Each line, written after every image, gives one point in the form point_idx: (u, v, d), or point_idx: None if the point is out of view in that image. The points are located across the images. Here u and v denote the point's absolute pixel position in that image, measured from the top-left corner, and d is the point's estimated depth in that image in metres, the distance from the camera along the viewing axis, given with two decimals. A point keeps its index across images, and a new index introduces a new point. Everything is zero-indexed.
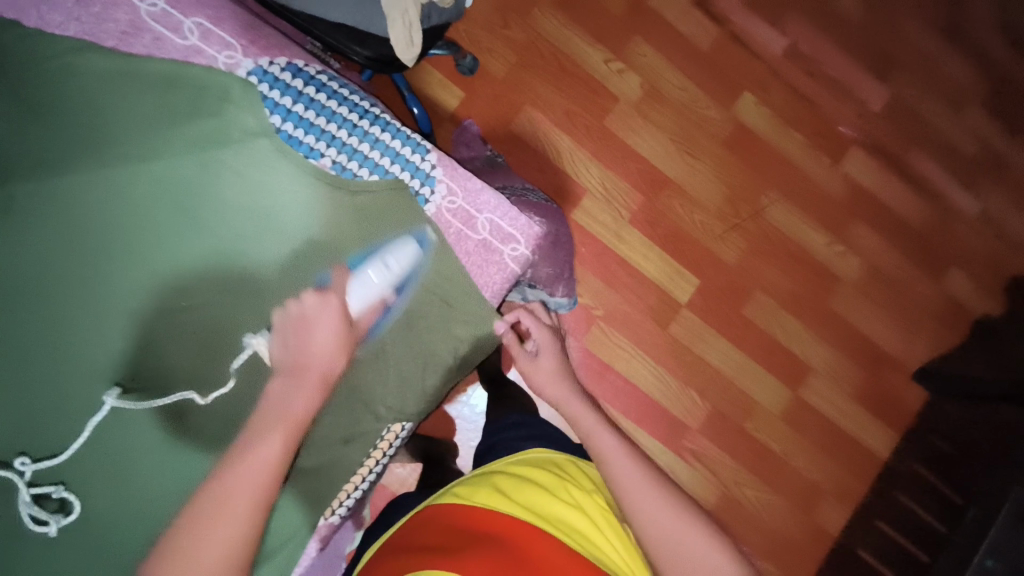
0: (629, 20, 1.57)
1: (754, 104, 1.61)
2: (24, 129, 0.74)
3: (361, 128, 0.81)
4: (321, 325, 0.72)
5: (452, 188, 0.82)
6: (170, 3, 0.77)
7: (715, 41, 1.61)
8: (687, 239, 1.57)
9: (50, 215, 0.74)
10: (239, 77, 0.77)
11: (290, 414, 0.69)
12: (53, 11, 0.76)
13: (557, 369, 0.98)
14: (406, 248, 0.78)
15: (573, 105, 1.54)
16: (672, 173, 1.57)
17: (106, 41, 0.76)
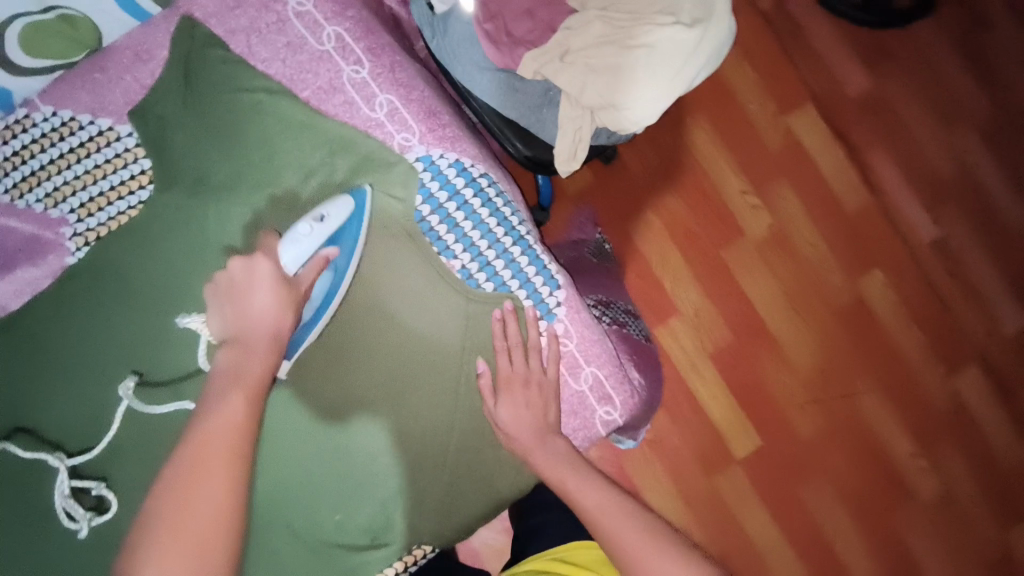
0: (781, 157, 1.51)
1: (882, 284, 1.51)
2: (199, 147, 0.75)
3: (503, 243, 0.79)
4: (253, 283, 0.66)
5: (568, 330, 0.79)
6: (372, 74, 0.78)
7: (862, 206, 1.52)
8: (766, 396, 1.47)
9: (191, 232, 0.75)
10: (407, 162, 0.78)
11: (247, 376, 0.62)
12: (262, 45, 0.76)
13: (517, 410, 0.75)
14: (338, 202, 0.72)
15: (694, 223, 1.49)
16: (773, 325, 1.48)
17: (303, 91, 0.77)
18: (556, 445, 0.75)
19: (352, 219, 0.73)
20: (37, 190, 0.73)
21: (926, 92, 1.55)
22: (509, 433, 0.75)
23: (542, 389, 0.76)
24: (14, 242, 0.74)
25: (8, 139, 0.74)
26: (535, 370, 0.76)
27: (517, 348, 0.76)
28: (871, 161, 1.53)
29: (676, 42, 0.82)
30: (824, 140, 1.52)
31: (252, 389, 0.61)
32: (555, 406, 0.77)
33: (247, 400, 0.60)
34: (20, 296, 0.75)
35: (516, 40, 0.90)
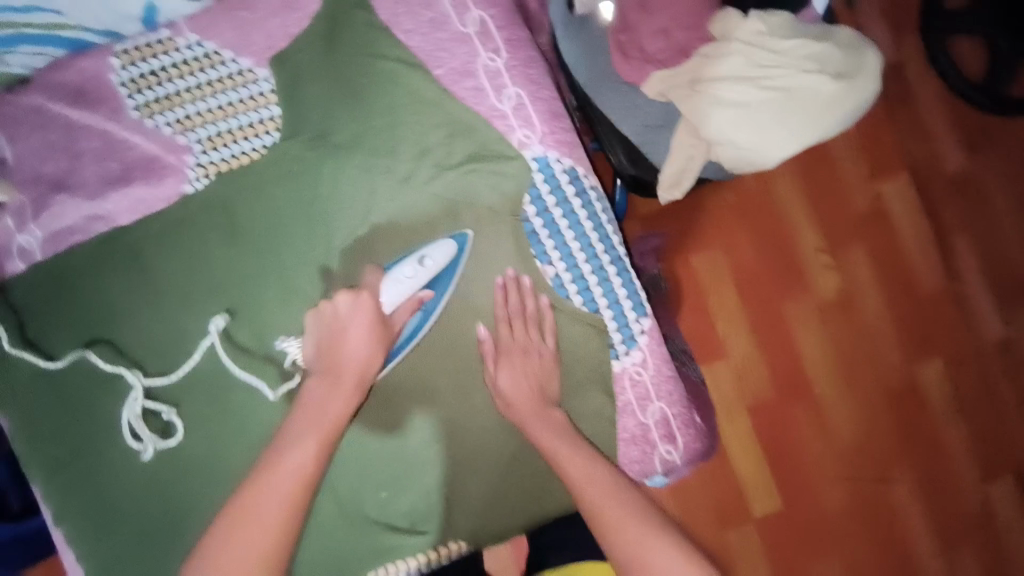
0: (863, 223, 1.43)
1: (938, 374, 1.44)
2: (327, 105, 0.77)
3: (600, 259, 0.78)
4: (352, 325, 0.71)
5: (645, 360, 0.78)
6: (507, 65, 0.77)
7: (936, 291, 1.45)
8: (797, 460, 1.39)
9: (302, 185, 0.76)
10: (523, 159, 0.77)
11: (327, 417, 0.69)
12: (407, 16, 0.76)
13: (513, 372, 0.74)
14: (441, 246, 0.74)
15: (758, 267, 1.40)
16: (819, 390, 1.41)
17: (436, 68, 0.76)
18: (553, 417, 0.75)
19: (450, 263, 0.75)
20: (169, 113, 0.75)
21: None
22: (506, 403, 0.74)
23: (542, 361, 0.76)
24: (137, 159, 0.75)
25: (146, 58, 0.74)
26: (536, 342, 0.76)
27: (518, 319, 0.76)
28: (953, 248, 1.46)
29: (816, 93, 0.80)
30: (913, 216, 1.44)
31: (327, 430, 0.69)
32: (553, 381, 0.76)
33: (319, 444, 0.68)
34: (132, 214, 0.76)
35: (647, 57, 0.87)
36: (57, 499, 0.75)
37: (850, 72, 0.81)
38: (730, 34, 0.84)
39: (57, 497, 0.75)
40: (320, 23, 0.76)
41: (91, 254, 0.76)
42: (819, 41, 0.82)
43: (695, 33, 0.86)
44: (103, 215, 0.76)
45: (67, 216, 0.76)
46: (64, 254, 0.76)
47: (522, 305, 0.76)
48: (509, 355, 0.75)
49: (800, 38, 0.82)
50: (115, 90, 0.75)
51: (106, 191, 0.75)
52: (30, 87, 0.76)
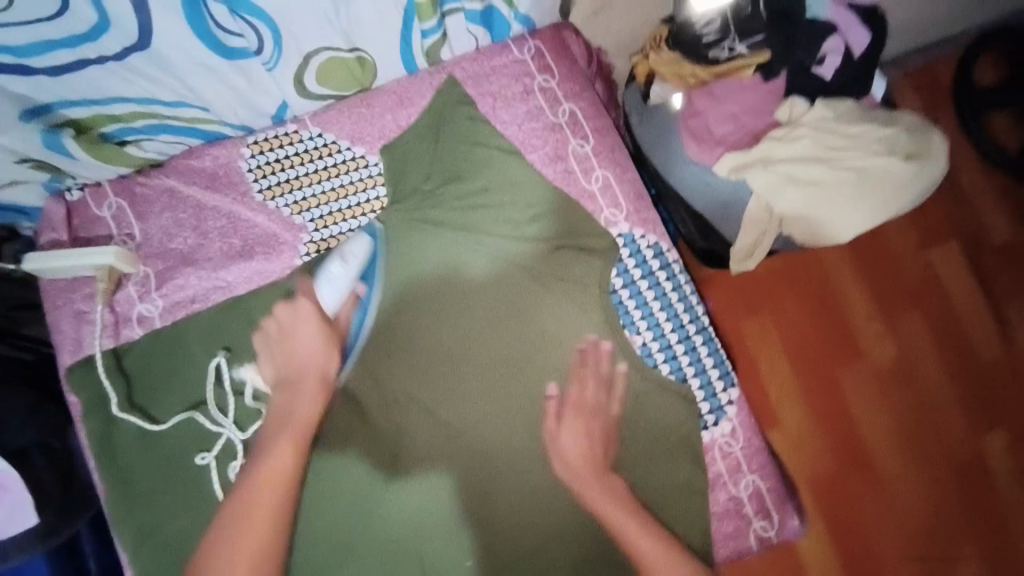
0: (912, 288, 1.36)
1: (1005, 445, 1.30)
2: (428, 186, 0.83)
3: (687, 330, 0.81)
4: (299, 329, 0.76)
5: (736, 430, 0.80)
6: (595, 150, 0.84)
7: (994, 358, 1.34)
8: (857, 533, 1.26)
9: (395, 259, 0.81)
10: (611, 236, 0.82)
11: (297, 416, 0.74)
12: (505, 109, 0.84)
13: (577, 434, 0.76)
14: (357, 240, 0.79)
15: (811, 334, 1.34)
16: (877, 459, 1.29)
17: (530, 154, 0.84)
18: (615, 483, 0.75)
19: (371, 257, 0.80)
20: (288, 196, 0.83)
21: None
22: (569, 466, 0.76)
23: (607, 422, 0.77)
24: (257, 236, 0.82)
25: (274, 147, 0.83)
26: (603, 405, 0.78)
27: (586, 381, 0.78)
28: (1005, 313, 1.36)
29: (887, 172, 0.87)
30: (960, 281, 1.37)
31: (299, 430, 0.73)
32: (619, 443, 0.77)
33: (294, 450, 0.72)
34: (248, 283, 0.81)
35: (717, 139, 0.92)
36: (145, 562, 0.74)
37: (918, 153, 0.88)
38: (797, 119, 0.90)
39: (146, 562, 0.74)
40: (424, 117, 0.84)
41: (207, 322, 0.79)
42: (887, 125, 0.89)
43: (765, 117, 0.91)
44: (221, 286, 0.80)
45: (187, 287, 0.80)
46: (182, 322, 0.79)
47: (598, 368, 0.79)
48: (576, 418, 0.77)
49: (868, 122, 0.89)
50: (242, 175, 0.82)
51: (228, 262, 0.81)
52: (163, 170, 0.82)
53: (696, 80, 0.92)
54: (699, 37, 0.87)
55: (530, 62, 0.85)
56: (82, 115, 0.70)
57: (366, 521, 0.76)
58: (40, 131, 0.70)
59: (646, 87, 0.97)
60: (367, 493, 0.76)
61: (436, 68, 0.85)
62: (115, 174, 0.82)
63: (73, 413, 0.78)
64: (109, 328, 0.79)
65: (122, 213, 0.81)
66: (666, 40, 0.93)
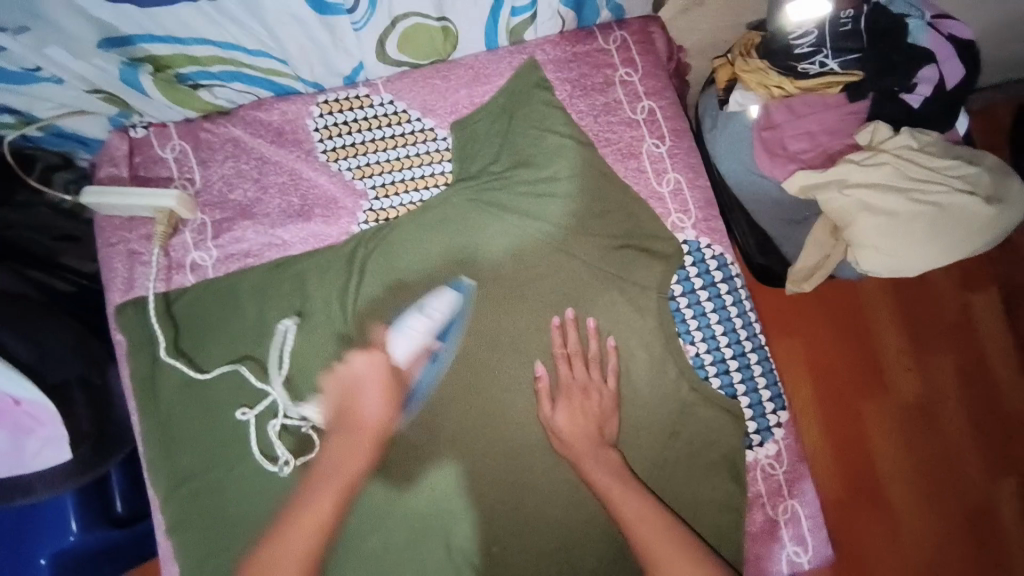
0: (948, 328, 1.33)
1: (1020, 497, 1.27)
2: (484, 159, 0.81)
3: (742, 346, 0.79)
4: (366, 384, 0.69)
5: (780, 453, 0.78)
6: (669, 152, 0.82)
7: (1020, 407, 1.31)
8: (860, 568, 1.25)
9: (446, 235, 0.79)
10: (676, 241, 0.80)
11: (346, 474, 0.67)
12: (582, 99, 0.82)
13: (574, 412, 0.74)
14: (443, 296, 0.74)
15: (837, 360, 1.32)
16: (892, 496, 1.27)
17: (603, 147, 0.82)
18: (609, 458, 0.73)
19: (454, 312, 0.75)
20: (352, 160, 0.81)
21: None
22: (562, 440, 0.74)
23: (602, 401, 0.75)
24: (317, 196, 0.80)
25: (342, 109, 0.81)
26: (596, 380, 0.76)
27: (577, 356, 0.76)
28: None
29: (967, 213, 0.82)
30: (997, 326, 1.34)
31: (342, 484, 0.66)
32: (611, 420, 0.75)
33: (334, 498, 0.66)
34: (304, 243, 0.79)
35: (791, 156, 0.89)
36: (175, 509, 0.74)
37: (999, 197, 0.84)
38: (879, 145, 0.86)
39: (177, 508, 0.74)
40: (498, 96, 0.82)
41: (259, 276, 0.78)
42: (970, 163, 0.85)
43: (844, 137, 0.88)
44: (278, 243, 0.79)
45: (244, 240, 0.79)
46: (236, 274, 0.78)
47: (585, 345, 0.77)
48: (572, 394, 0.75)
49: (951, 158, 0.85)
50: (308, 133, 0.81)
51: (285, 220, 0.79)
52: (231, 119, 0.80)
53: (780, 92, 0.88)
54: (791, 46, 0.84)
55: (615, 53, 0.83)
56: (161, 53, 0.68)
57: (397, 497, 0.76)
58: (118, 63, 0.68)
59: (724, 94, 0.94)
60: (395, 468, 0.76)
61: (517, 48, 0.82)
62: (182, 117, 0.80)
63: (117, 351, 0.77)
64: (163, 273, 0.78)
65: (185, 157, 0.80)
66: (755, 48, 0.88)
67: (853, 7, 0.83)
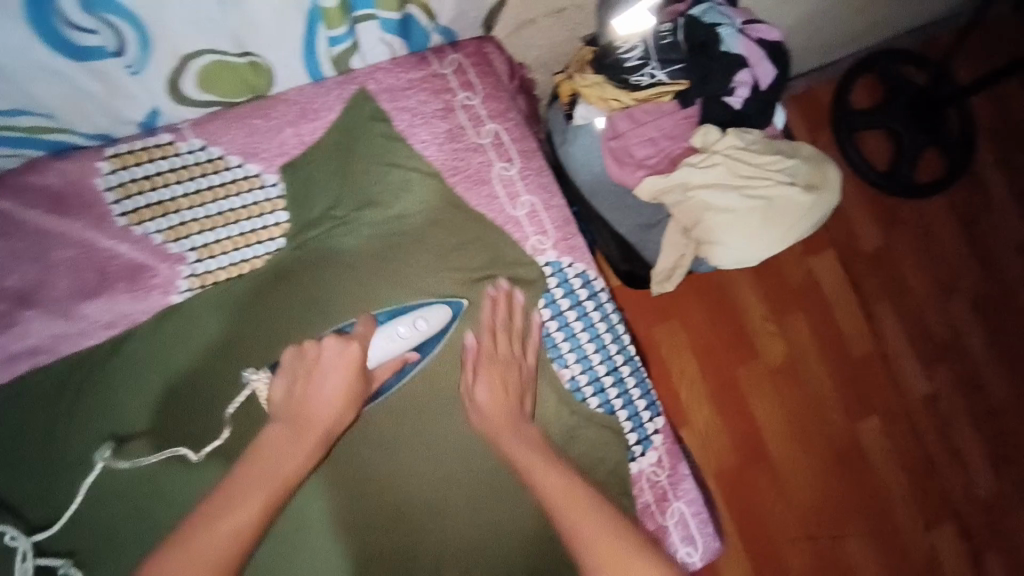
0: (800, 291, 1.46)
1: (877, 430, 1.44)
2: (321, 201, 0.75)
3: (615, 361, 0.80)
4: (332, 372, 0.64)
5: (662, 459, 0.80)
6: (520, 174, 0.80)
7: (866, 352, 1.47)
8: (762, 524, 1.35)
9: (300, 282, 0.73)
10: (538, 265, 0.79)
11: (281, 472, 0.57)
12: (423, 127, 0.78)
13: (494, 381, 0.71)
14: (437, 310, 0.73)
15: (711, 336, 1.41)
16: (774, 450, 1.39)
17: (452, 176, 0.78)
18: (530, 430, 0.69)
19: (439, 330, 0.73)
20: (161, 220, 0.70)
21: (925, 253, 1.53)
22: (485, 418, 0.70)
23: (520, 373, 0.73)
24: (120, 268, 0.69)
25: (140, 162, 0.70)
26: (516, 356, 0.73)
27: (500, 329, 0.73)
28: (875, 312, 1.49)
29: (791, 202, 0.89)
30: (840, 283, 1.48)
31: (276, 480, 0.56)
32: (530, 393, 0.73)
33: (267, 494, 0.54)
34: (110, 327, 0.69)
35: (637, 163, 0.92)
36: None
37: (816, 184, 0.92)
38: (711, 147, 0.91)
39: None
40: (331, 136, 0.75)
41: (55, 377, 0.68)
42: (788, 156, 0.92)
43: (682, 142, 0.93)
44: (78, 334, 0.68)
45: (28, 334, 0.67)
46: (26, 377, 0.67)
47: (508, 319, 0.75)
48: (491, 362, 0.72)
49: (774, 153, 0.93)
50: (98, 195, 0.69)
51: (79, 301, 0.68)
52: None
53: (619, 104, 0.90)
54: (621, 61, 0.86)
55: (451, 77, 0.79)
56: None
57: None
58: None
59: (569, 108, 0.94)
60: (275, 558, 0.70)
61: (346, 79, 0.76)
62: None
63: None
64: None
65: None
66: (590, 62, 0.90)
67: (671, 21, 0.86)
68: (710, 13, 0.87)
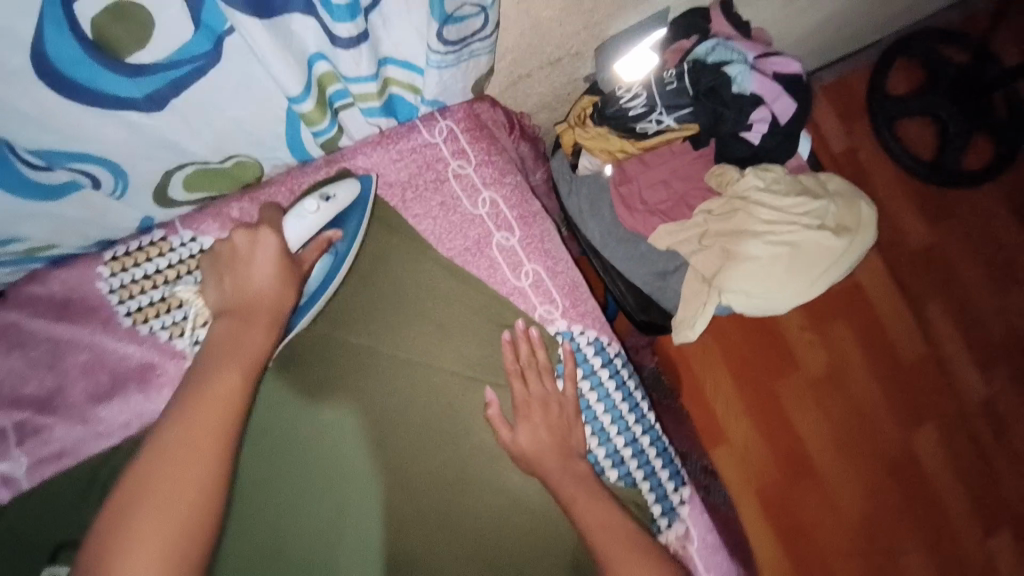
0: (840, 301, 1.33)
1: (932, 440, 1.30)
2: None
3: (633, 431, 0.76)
4: (258, 255, 0.62)
5: (690, 532, 0.76)
6: (522, 243, 0.77)
7: (917, 358, 1.33)
8: (806, 542, 1.22)
9: (309, 364, 0.73)
10: (547, 336, 0.76)
11: (243, 352, 0.57)
12: (417, 200, 0.76)
13: (534, 428, 0.71)
14: (346, 183, 0.70)
15: (747, 350, 1.29)
16: (819, 466, 1.26)
17: (449, 250, 0.76)
18: (578, 470, 0.70)
19: (356, 202, 0.71)
20: (165, 317, 0.70)
21: (980, 246, 1.38)
22: (527, 458, 0.71)
23: (561, 410, 0.73)
24: (129, 369, 0.70)
25: (140, 262, 0.70)
26: (553, 391, 0.73)
27: (531, 368, 0.73)
28: (927, 313, 1.35)
29: (821, 247, 0.84)
30: (883, 284, 1.34)
31: (236, 387, 0.55)
32: (575, 428, 0.73)
33: (242, 371, 0.56)
34: (127, 428, 0.69)
35: (650, 209, 0.89)
36: None
37: (847, 226, 0.87)
38: (728, 188, 0.87)
39: None
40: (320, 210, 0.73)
41: (81, 478, 0.68)
42: (817, 196, 0.87)
43: (696, 182, 0.89)
44: (96, 436, 0.69)
45: (52, 440, 0.68)
46: (52, 482, 0.68)
47: (535, 357, 0.74)
48: (530, 402, 0.72)
49: (798, 192, 0.87)
50: (105, 298, 0.70)
51: (96, 406, 0.69)
52: (5, 304, 0.69)
53: (625, 155, 0.87)
54: (626, 110, 0.80)
55: (444, 145, 0.76)
56: None
57: None
58: None
59: (574, 158, 0.90)
60: None
61: (332, 157, 0.74)
62: None
63: None
64: None
65: None
66: (591, 115, 0.85)
67: (675, 66, 0.80)
68: (719, 48, 0.80)
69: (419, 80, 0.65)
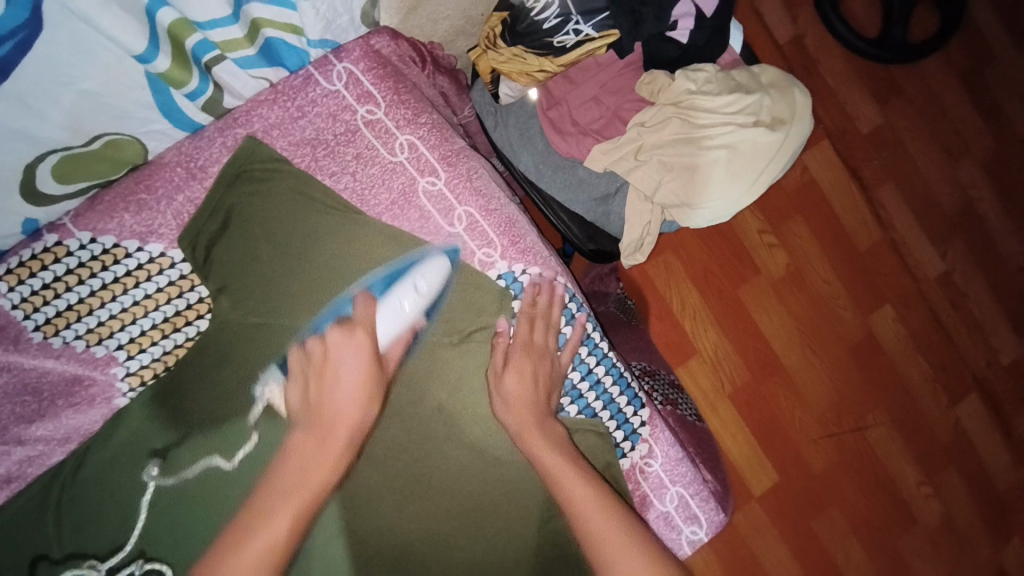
0: (797, 197, 1.30)
1: (890, 318, 1.33)
2: (236, 253, 0.69)
3: (587, 364, 0.76)
4: (347, 366, 0.59)
5: (652, 449, 0.78)
6: (449, 185, 0.72)
7: (873, 243, 1.33)
8: (782, 432, 1.27)
9: (235, 356, 0.68)
10: (490, 281, 0.72)
11: (306, 485, 0.54)
12: (330, 159, 0.70)
13: (520, 384, 0.67)
14: (435, 268, 0.67)
15: (711, 262, 1.26)
16: (789, 361, 1.28)
17: (372, 207, 0.71)
18: (553, 429, 0.67)
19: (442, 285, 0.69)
20: (77, 325, 0.65)
21: (926, 120, 1.36)
22: (504, 408, 0.68)
23: (550, 365, 0.70)
24: (53, 384, 0.65)
25: (35, 271, 0.63)
26: (542, 343, 0.70)
27: (533, 314, 0.71)
28: (879, 196, 1.34)
29: (759, 144, 0.81)
30: (838, 172, 1.31)
31: (307, 494, 0.53)
32: (557, 388, 0.71)
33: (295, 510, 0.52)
34: (67, 442, 0.66)
35: (583, 129, 0.83)
36: None
37: (783, 119, 0.84)
38: (660, 95, 0.82)
39: None
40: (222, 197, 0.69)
41: (31, 501, 0.64)
42: (750, 90, 0.83)
43: (627, 95, 0.84)
44: (35, 456, 0.65)
45: None
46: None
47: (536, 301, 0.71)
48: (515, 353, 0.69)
49: (730, 91, 0.82)
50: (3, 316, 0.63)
51: (27, 424, 0.65)
52: None
53: (545, 74, 0.80)
54: (538, 22, 0.74)
55: (345, 92, 0.70)
56: None
57: None
58: None
59: (493, 87, 0.85)
60: None
61: (224, 121, 0.68)
62: None
63: None
64: None
65: None
66: (501, 34, 0.78)
67: None
68: None
69: (294, 16, 0.61)
